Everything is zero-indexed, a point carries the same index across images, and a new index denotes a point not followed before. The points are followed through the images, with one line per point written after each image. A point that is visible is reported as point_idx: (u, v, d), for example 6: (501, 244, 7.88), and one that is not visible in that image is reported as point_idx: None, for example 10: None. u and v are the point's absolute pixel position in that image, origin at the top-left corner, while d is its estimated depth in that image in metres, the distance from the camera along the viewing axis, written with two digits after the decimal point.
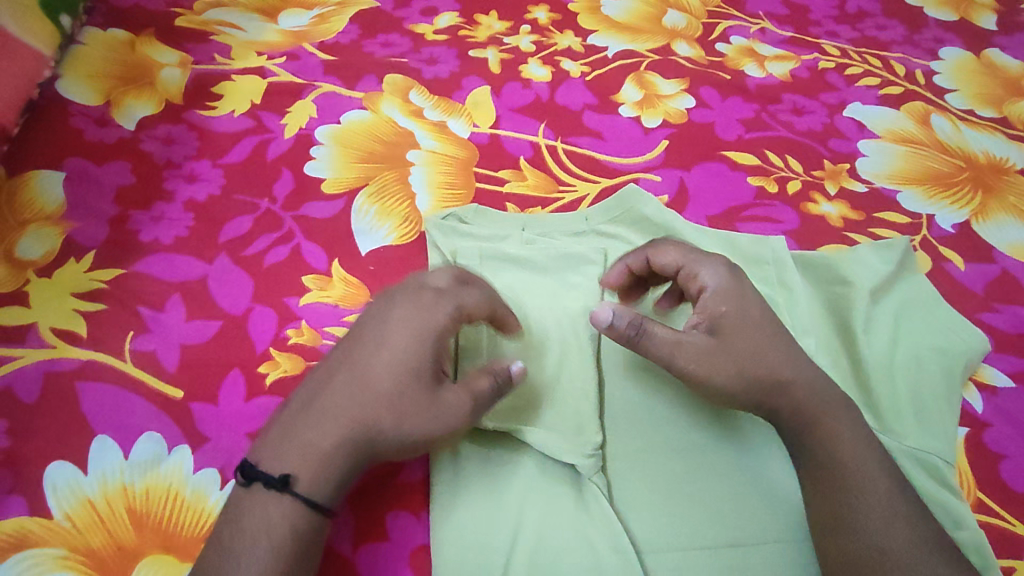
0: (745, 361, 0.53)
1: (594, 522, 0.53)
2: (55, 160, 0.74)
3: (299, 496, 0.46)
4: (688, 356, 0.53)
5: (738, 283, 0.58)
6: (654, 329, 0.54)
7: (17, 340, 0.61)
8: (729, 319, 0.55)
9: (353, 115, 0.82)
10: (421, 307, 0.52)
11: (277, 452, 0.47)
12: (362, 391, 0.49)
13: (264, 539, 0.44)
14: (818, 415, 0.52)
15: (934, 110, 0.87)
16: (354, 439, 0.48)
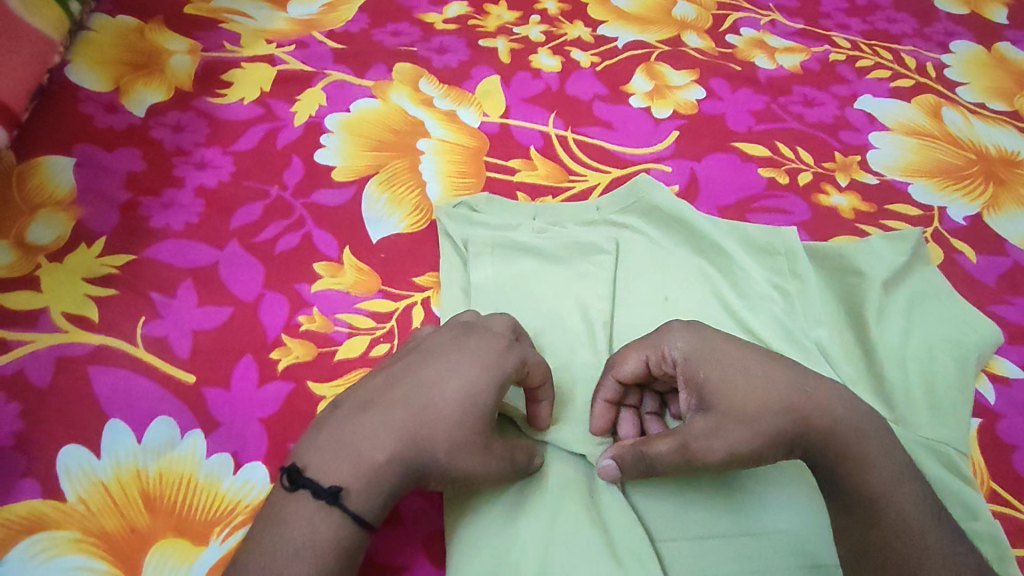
0: (753, 422, 0.48)
1: (610, 507, 0.54)
2: (66, 146, 0.74)
3: (346, 510, 0.46)
4: (707, 449, 0.48)
5: (706, 338, 0.52)
6: (653, 449, 0.50)
7: (29, 324, 0.61)
8: (712, 383, 0.50)
9: (363, 103, 0.81)
10: (494, 346, 0.51)
11: (328, 459, 0.47)
12: (424, 416, 0.48)
13: (309, 551, 0.44)
14: (853, 446, 0.47)
15: (946, 102, 0.87)
16: (408, 462, 0.48)
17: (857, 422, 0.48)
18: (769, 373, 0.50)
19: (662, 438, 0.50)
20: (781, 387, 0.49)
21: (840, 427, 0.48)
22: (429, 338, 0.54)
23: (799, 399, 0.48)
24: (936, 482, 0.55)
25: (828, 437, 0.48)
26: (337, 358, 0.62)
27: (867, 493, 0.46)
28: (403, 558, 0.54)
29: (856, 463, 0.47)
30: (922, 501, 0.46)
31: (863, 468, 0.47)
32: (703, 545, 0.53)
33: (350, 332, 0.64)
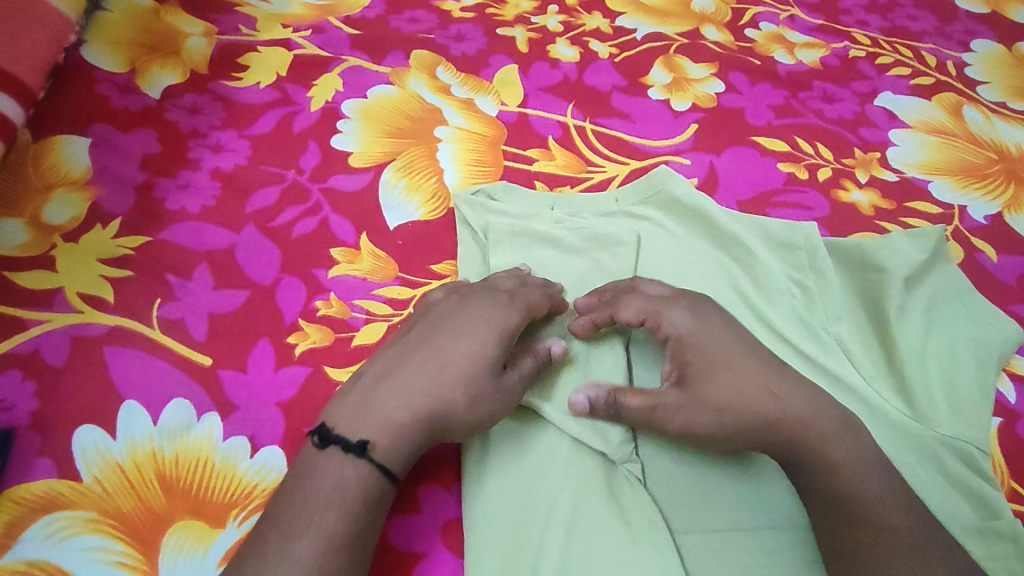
0: (723, 409, 0.52)
1: (628, 497, 0.54)
2: (81, 126, 0.73)
3: (374, 462, 0.47)
4: (670, 416, 0.53)
5: (705, 325, 0.56)
6: (628, 402, 0.54)
7: (45, 304, 0.61)
8: (696, 367, 0.54)
9: (380, 89, 0.81)
10: (495, 304, 0.55)
11: (355, 420, 0.48)
12: (443, 370, 0.51)
13: (339, 498, 0.45)
14: (821, 446, 0.51)
15: (966, 101, 0.86)
16: (431, 417, 0.50)
17: (825, 423, 0.51)
18: (752, 370, 0.53)
19: (634, 394, 0.54)
20: (761, 389, 0.53)
21: (809, 429, 0.51)
22: (438, 306, 0.57)
23: (777, 406, 0.52)
24: (952, 482, 0.56)
25: (796, 438, 0.51)
26: (354, 344, 0.62)
27: (837, 494, 0.49)
28: (421, 545, 0.53)
29: (824, 463, 0.50)
30: (895, 499, 0.49)
31: (831, 467, 0.50)
32: (721, 538, 0.53)
33: (367, 318, 0.63)
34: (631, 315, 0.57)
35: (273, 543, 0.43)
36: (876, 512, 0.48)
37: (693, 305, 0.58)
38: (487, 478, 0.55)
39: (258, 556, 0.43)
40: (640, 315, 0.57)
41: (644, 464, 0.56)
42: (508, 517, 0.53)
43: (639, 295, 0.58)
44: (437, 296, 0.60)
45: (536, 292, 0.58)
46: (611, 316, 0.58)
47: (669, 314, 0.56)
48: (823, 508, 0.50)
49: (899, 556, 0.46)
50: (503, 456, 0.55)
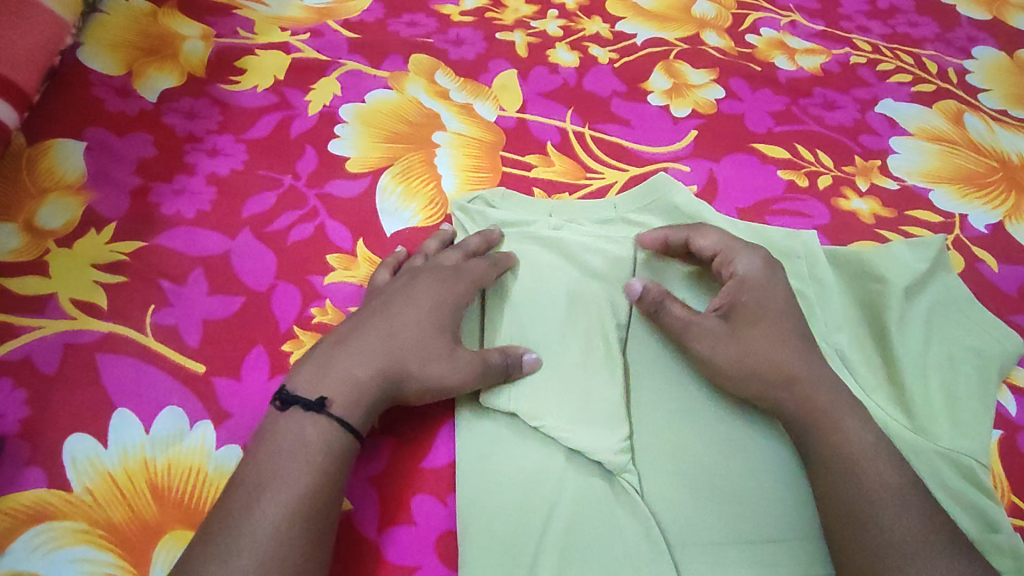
0: (748, 353, 0.55)
1: (623, 511, 0.53)
2: (76, 129, 0.73)
3: (334, 417, 0.49)
4: (699, 337, 0.57)
5: (770, 277, 0.59)
6: (672, 307, 0.58)
7: (38, 310, 0.60)
8: (748, 308, 0.57)
9: (377, 94, 0.80)
10: (443, 279, 0.59)
11: (315, 381, 0.51)
12: (395, 334, 0.54)
13: (301, 453, 0.47)
14: (829, 415, 0.52)
15: (968, 109, 0.85)
16: (388, 378, 0.52)
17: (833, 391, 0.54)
18: (783, 334, 0.56)
19: (680, 306, 0.58)
20: (795, 358, 0.55)
21: (817, 398, 0.53)
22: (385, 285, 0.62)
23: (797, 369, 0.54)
24: (952, 493, 0.55)
25: (804, 403, 0.53)
26: None
27: (837, 454, 0.51)
28: (414, 558, 0.52)
29: (829, 428, 0.52)
30: (892, 466, 0.50)
31: (839, 432, 0.51)
32: (719, 551, 0.52)
33: None
34: (707, 243, 0.62)
35: (245, 495, 0.45)
36: (878, 475, 0.49)
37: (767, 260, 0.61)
38: (483, 488, 0.54)
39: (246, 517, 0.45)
40: (715, 247, 0.62)
41: (642, 475, 0.55)
42: (504, 529, 0.52)
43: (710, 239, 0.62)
44: (384, 277, 0.64)
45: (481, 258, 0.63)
46: (686, 239, 0.63)
47: (740, 257, 0.60)
48: (819, 469, 0.51)
49: (904, 516, 0.47)
50: (499, 464, 0.55)
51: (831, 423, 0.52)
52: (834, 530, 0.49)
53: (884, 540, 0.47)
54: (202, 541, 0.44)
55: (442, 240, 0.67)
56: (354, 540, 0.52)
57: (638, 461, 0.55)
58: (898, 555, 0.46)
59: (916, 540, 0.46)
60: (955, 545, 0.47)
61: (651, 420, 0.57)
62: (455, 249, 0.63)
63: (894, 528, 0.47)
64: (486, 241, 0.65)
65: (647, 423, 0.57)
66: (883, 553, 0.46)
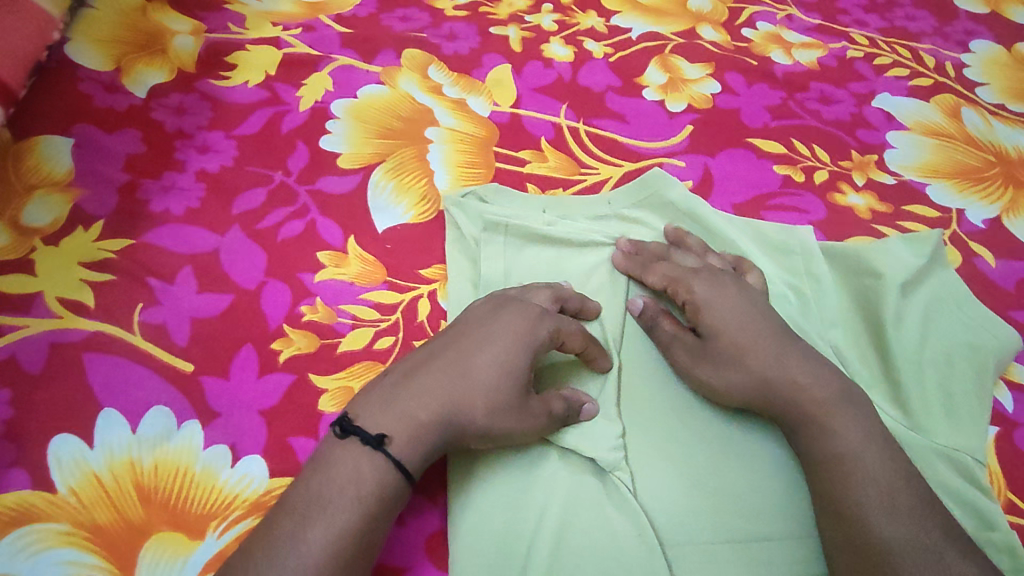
0: (722, 363, 0.55)
1: (616, 512, 0.52)
2: (63, 126, 0.72)
3: (390, 456, 0.47)
4: (678, 356, 0.57)
5: (723, 288, 0.58)
6: (662, 322, 0.59)
7: (23, 309, 0.60)
8: (715, 321, 0.56)
9: (370, 89, 0.79)
10: (525, 316, 0.53)
11: (377, 413, 0.49)
12: (464, 377, 0.50)
13: (353, 490, 0.45)
14: (821, 413, 0.51)
15: (965, 103, 0.85)
16: (446, 424, 0.49)
17: (818, 390, 0.52)
18: (762, 336, 0.55)
19: (668, 322, 0.59)
20: (770, 356, 0.53)
21: (799, 398, 0.52)
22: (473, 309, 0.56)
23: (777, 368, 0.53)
24: (948, 490, 0.54)
25: (790, 402, 0.52)
26: (339, 351, 0.60)
27: (829, 455, 0.50)
28: (403, 559, 0.52)
29: (819, 427, 0.51)
30: (891, 461, 0.49)
31: (830, 432, 0.50)
32: (712, 551, 0.51)
33: (353, 324, 0.62)
34: (654, 280, 0.61)
35: (284, 527, 0.44)
36: (871, 472, 0.48)
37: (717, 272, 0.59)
38: (474, 487, 0.53)
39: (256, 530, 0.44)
40: (664, 280, 0.60)
41: (636, 472, 0.54)
42: (495, 529, 0.52)
43: (670, 262, 0.62)
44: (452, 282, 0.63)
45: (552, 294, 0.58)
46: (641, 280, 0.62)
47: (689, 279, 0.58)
48: (815, 469, 0.50)
49: (893, 516, 0.46)
50: (490, 464, 0.54)
51: (825, 415, 0.51)
52: (829, 529, 0.49)
53: (873, 538, 0.46)
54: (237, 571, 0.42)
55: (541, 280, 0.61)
56: None
57: (631, 457, 0.55)
58: (885, 553, 0.45)
59: (907, 543, 0.45)
60: (950, 548, 0.45)
61: (645, 416, 0.57)
62: (547, 291, 0.58)
63: (883, 528, 0.46)
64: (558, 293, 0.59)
65: (640, 420, 0.57)
66: (875, 554, 0.45)
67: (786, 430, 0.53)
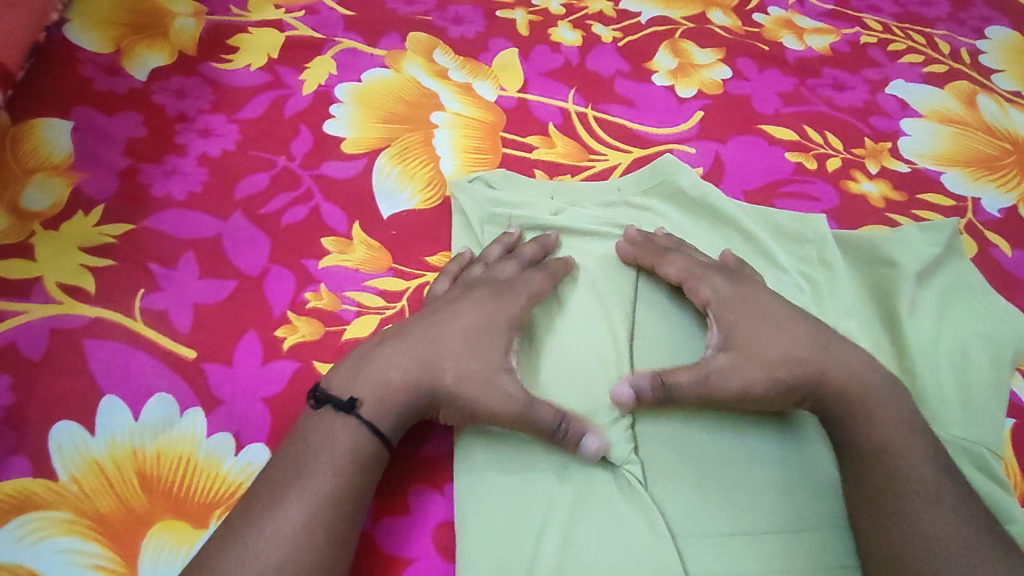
0: (773, 367, 0.51)
1: (628, 506, 0.51)
2: (62, 109, 0.70)
3: (362, 419, 0.48)
4: (724, 379, 0.51)
5: (744, 289, 0.57)
6: (676, 377, 0.51)
7: (22, 295, 0.59)
8: (742, 328, 0.54)
9: (375, 73, 0.78)
10: (499, 295, 0.56)
11: (348, 380, 0.50)
12: (434, 345, 0.52)
13: (331, 457, 0.46)
14: (863, 401, 0.50)
15: (981, 90, 0.83)
16: (419, 387, 0.50)
17: (864, 381, 0.51)
18: (803, 334, 0.53)
19: (683, 370, 0.52)
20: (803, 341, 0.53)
21: (847, 387, 0.51)
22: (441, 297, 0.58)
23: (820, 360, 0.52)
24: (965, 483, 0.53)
25: (834, 393, 0.51)
26: (344, 338, 0.59)
27: (870, 445, 0.49)
28: (411, 549, 0.51)
29: (862, 419, 0.50)
30: (935, 456, 0.48)
31: (871, 420, 0.50)
32: (726, 541, 0.50)
33: (358, 311, 0.61)
34: (672, 273, 0.59)
35: (263, 495, 0.45)
36: (916, 465, 0.47)
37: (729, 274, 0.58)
38: (484, 477, 0.53)
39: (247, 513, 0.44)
40: (681, 274, 0.59)
41: (647, 465, 0.53)
42: (504, 518, 0.51)
43: (686, 256, 0.60)
44: (443, 287, 0.60)
45: (536, 270, 0.59)
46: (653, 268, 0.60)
47: (706, 282, 0.57)
48: (853, 459, 0.49)
49: (938, 504, 0.45)
50: (499, 457, 0.53)
51: (869, 408, 0.50)
52: (863, 517, 0.47)
53: (913, 532, 0.44)
54: (219, 539, 0.43)
55: (504, 246, 0.63)
56: None
57: (642, 451, 0.54)
58: (929, 549, 0.43)
59: (950, 532, 0.44)
60: (992, 538, 0.44)
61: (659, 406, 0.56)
62: (497, 243, 0.63)
63: (928, 522, 0.44)
64: (543, 247, 0.63)
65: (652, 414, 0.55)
66: (913, 546, 0.44)
67: (829, 420, 0.52)
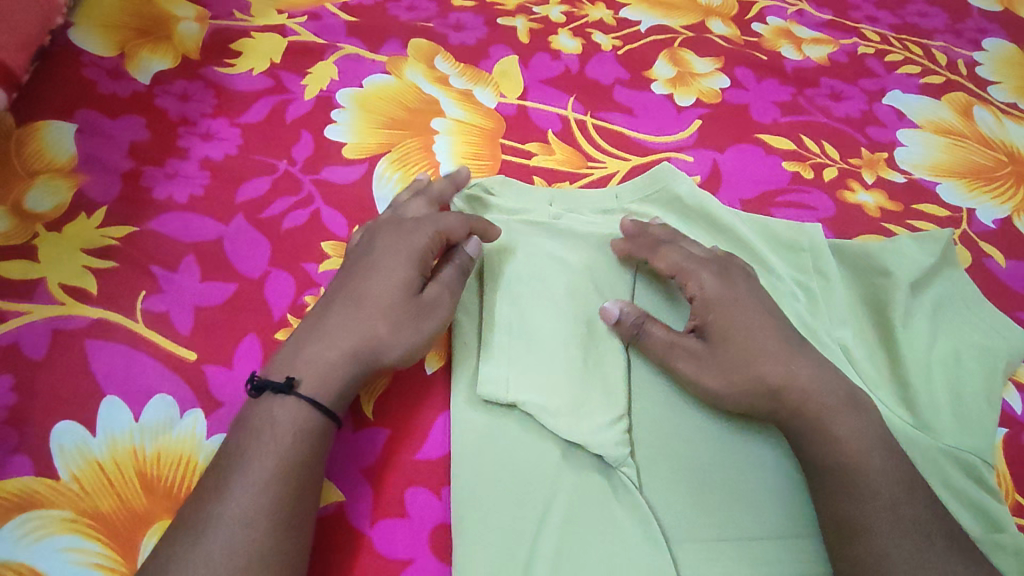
0: (732, 371, 0.53)
1: (622, 509, 0.52)
2: (66, 112, 0.71)
3: (303, 397, 0.49)
4: (680, 361, 0.55)
5: (731, 289, 0.57)
6: (653, 329, 0.56)
7: (25, 296, 0.59)
8: (720, 325, 0.55)
9: (376, 78, 0.78)
10: (403, 235, 0.58)
11: (284, 367, 0.51)
12: (358, 306, 0.53)
13: (267, 435, 0.47)
14: (823, 419, 0.51)
15: (977, 102, 0.84)
16: (356, 355, 0.52)
17: (827, 397, 0.52)
18: (769, 340, 0.54)
19: (660, 325, 0.56)
20: (772, 345, 0.54)
21: (810, 401, 0.51)
22: (354, 251, 0.59)
23: (787, 377, 0.52)
24: (954, 491, 0.54)
25: (798, 409, 0.52)
26: None
27: (834, 465, 0.49)
28: (407, 552, 0.51)
29: (825, 435, 0.50)
30: (897, 471, 0.49)
31: (832, 438, 0.50)
32: (717, 547, 0.51)
33: None
34: (663, 265, 0.59)
35: (212, 482, 0.46)
36: (879, 481, 0.48)
37: (725, 271, 0.58)
38: (476, 482, 0.53)
39: (200, 500, 0.45)
40: (673, 268, 0.59)
41: (642, 469, 0.54)
42: (499, 522, 0.51)
43: (679, 249, 0.60)
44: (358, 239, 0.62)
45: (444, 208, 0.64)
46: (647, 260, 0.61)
47: (700, 275, 0.57)
48: (817, 476, 0.50)
49: (898, 526, 0.46)
50: (494, 461, 0.53)
51: (833, 421, 0.51)
52: (829, 537, 0.49)
53: (873, 550, 0.46)
54: (184, 533, 0.44)
55: (414, 190, 0.67)
56: (346, 534, 0.51)
57: (638, 457, 0.54)
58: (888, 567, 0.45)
59: (907, 557, 0.45)
60: (951, 555, 0.46)
61: (654, 411, 0.56)
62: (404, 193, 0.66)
63: (886, 540, 0.46)
64: (455, 184, 0.67)
65: (645, 420, 0.56)
66: (869, 563, 0.46)
67: (791, 434, 0.52)
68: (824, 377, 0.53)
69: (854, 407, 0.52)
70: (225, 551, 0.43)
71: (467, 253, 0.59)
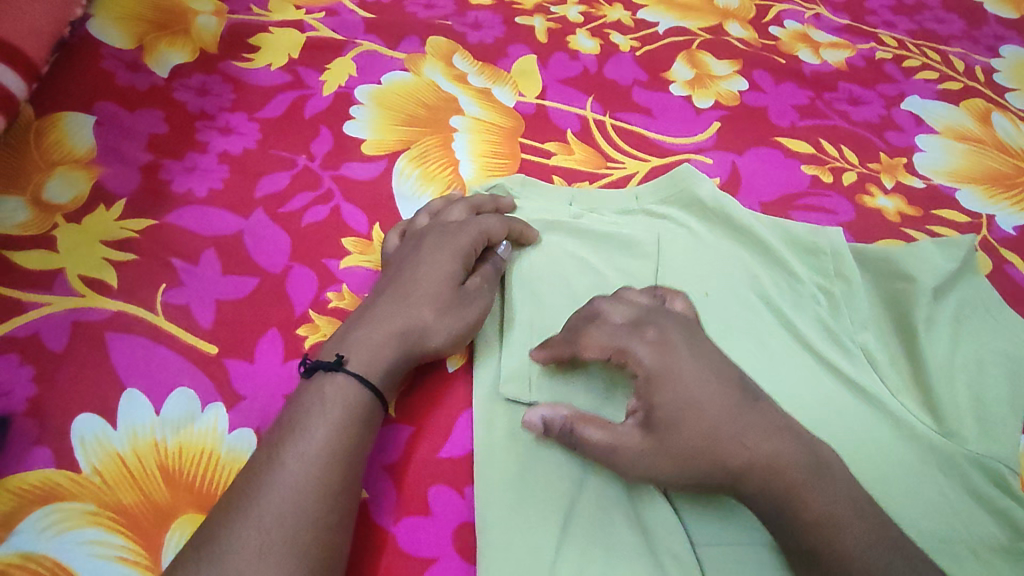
0: (686, 458, 0.46)
1: (648, 511, 0.51)
2: (85, 103, 0.71)
3: (351, 373, 0.49)
4: (629, 460, 0.47)
5: (676, 357, 0.49)
6: (586, 431, 0.48)
7: (44, 286, 0.59)
8: (667, 408, 0.47)
9: (395, 76, 0.78)
10: (447, 233, 0.59)
11: (334, 349, 0.51)
12: (406, 295, 0.54)
13: (320, 408, 0.47)
14: (794, 494, 0.45)
15: (995, 109, 0.84)
16: (403, 339, 0.52)
17: (793, 474, 0.45)
18: (721, 414, 0.47)
19: (595, 426, 0.48)
20: (724, 422, 0.46)
21: (778, 479, 0.45)
22: (397, 251, 0.60)
23: (740, 460, 0.45)
24: (982, 497, 0.54)
25: (761, 490, 0.45)
26: None
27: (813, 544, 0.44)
28: (432, 551, 0.51)
29: (796, 511, 0.45)
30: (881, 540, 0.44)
31: (805, 519, 0.45)
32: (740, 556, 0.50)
33: None
34: (594, 353, 0.51)
35: (260, 459, 0.45)
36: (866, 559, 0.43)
37: (673, 337, 0.50)
38: (499, 483, 0.52)
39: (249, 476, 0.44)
40: (603, 351, 0.50)
41: None
42: (524, 522, 0.50)
43: (603, 325, 0.51)
44: (396, 241, 0.62)
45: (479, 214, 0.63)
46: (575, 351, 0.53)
47: (637, 347, 0.49)
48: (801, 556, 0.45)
49: None
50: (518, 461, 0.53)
51: (805, 498, 0.45)
52: None
53: None
54: (237, 507, 0.43)
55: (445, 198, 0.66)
56: (371, 532, 0.51)
57: None
58: None
59: None
60: None
61: None
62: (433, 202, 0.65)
63: None
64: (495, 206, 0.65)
65: None
66: None
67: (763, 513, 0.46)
68: (783, 457, 0.46)
69: (821, 478, 0.46)
70: (275, 524, 0.42)
71: (501, 255, 0.61)
